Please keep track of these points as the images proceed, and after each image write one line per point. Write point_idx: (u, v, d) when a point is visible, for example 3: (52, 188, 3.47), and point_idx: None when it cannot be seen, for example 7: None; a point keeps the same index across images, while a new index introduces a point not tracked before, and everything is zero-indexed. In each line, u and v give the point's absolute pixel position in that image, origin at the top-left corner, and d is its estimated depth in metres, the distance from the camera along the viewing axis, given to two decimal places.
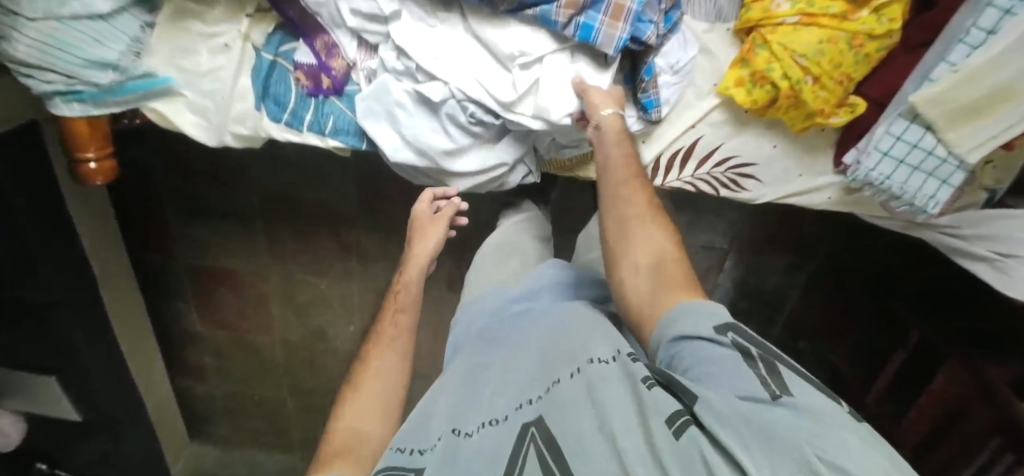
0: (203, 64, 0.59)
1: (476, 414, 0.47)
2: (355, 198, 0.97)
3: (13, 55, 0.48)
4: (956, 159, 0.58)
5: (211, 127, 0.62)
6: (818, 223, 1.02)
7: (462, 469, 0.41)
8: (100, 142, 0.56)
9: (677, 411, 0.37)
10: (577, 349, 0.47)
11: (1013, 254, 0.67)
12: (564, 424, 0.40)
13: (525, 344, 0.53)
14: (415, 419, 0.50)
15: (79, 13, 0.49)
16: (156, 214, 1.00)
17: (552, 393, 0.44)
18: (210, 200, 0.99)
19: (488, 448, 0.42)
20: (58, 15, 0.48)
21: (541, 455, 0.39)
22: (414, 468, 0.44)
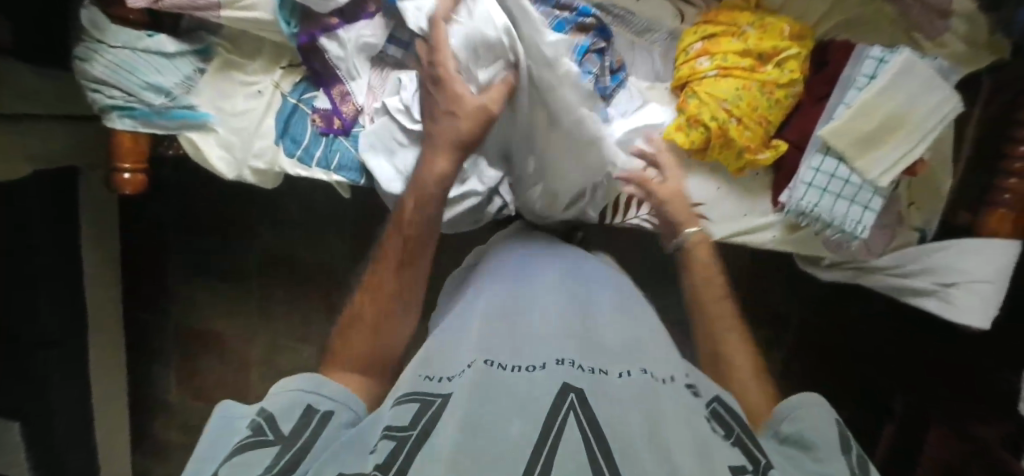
0: (238, 105, 0.71)
1: (516, 355, 0.40)
2: (350, 258, 1.03)
3: (90, 75, 0.62)
4: (871, 185, 0.68)
5: (233, 160, 0.72)
6: (788, 294, 1.08)
7: (484, 409, 0.33)
8: (136, 156, 0.66)
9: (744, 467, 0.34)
10: (638, 355, 0.42)
11: (953, 282, 0.73)
12: (620, 412, 0.33)
13: (565, 322, 0.46)
14: (433, 355, 0.43)
15: (149, 48, 0.64)
16: (159, 272, 1.08)
17: (609, 377, 0.38)
18: (213, 258, 1.06)
19: (525, 386, 0.35)
20: (133, 46, 0.63)
21: (586, 424, 0.32)
22: (433, 394, 0.36)
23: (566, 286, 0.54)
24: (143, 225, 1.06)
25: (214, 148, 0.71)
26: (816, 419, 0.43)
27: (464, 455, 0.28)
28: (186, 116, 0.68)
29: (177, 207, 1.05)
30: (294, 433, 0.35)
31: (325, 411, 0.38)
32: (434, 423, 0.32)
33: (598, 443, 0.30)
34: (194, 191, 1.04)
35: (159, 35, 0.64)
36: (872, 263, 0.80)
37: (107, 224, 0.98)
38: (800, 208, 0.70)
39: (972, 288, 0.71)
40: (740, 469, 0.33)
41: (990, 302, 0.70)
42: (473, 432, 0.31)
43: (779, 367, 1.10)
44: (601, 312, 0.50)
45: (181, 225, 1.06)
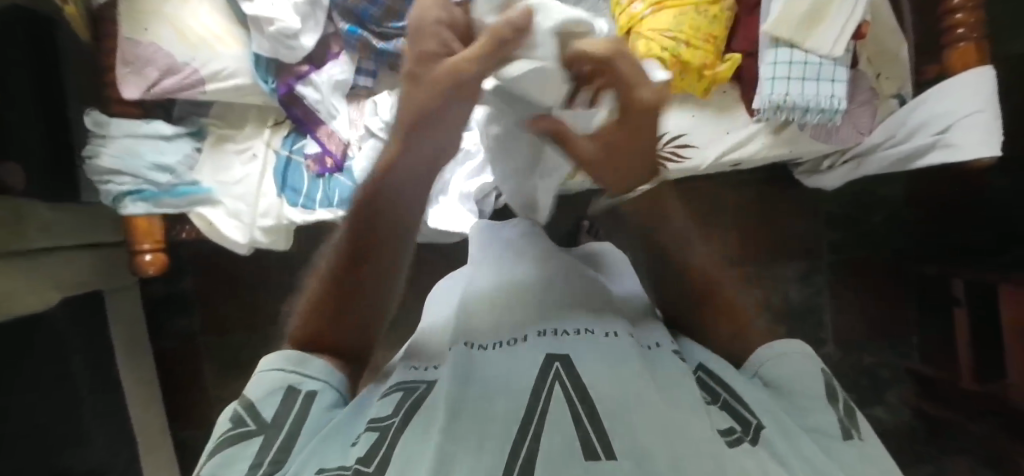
0: (236, 173, 0.76)
1: (497, 333, 0.43)
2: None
3: (100, 168, 0.69)
4: (830, 60, 0.71)
5: (243, 224, 0.75)
6: (808, 218, 1.06)
7: (470, 392, 0.36)
8: (155, 237, 0.73)
9: (729, 428, 0.37)
10: (629, 325, 0.45)
11: (947, 126, 0.73)
12: (604, 374, 0.37)
13: (541, 293, 0.47)
14: (424, 345, 0.48)
15: (148, 133, 0.71)
16: (195, 383, 1.07)
17: (590, 340, 0.41)
18: (246, 353, 1.06)
19: (512, 364, 0.39)
20: (134, 133, 0.70)
21: (570, 390, 0.35)
22: (422, 382, 0.41)
23: (535, 246, 0.54)
24: (170, 341, 1.07)
25: (226, 220, 0.75)
26: (805, 371, 0.43)
27: (455, 431, 0.33)
28: (191, 190, 0.73)
29: (201, 311, 1.06)
30: (276, 423, 0.37)
31: (307, 392, 0.39)
32: (425, 406, 0.36)
33: (582, 409, 0.34)
34: (212, 291, 1.06)
35: (155, 121, 0.72)
36: (865, 143, 0.81)
37: (137, 343, 0.98)
38: (774, 102, 0.72)
39: (965, 123, 0.71)
40: (728, 434, 0.36)
41: (986, 130, 0.70)
42: (464, 414, 0.34)
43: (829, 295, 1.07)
44: (585, 275, 0.50)
45: (208, 328, 1.06)
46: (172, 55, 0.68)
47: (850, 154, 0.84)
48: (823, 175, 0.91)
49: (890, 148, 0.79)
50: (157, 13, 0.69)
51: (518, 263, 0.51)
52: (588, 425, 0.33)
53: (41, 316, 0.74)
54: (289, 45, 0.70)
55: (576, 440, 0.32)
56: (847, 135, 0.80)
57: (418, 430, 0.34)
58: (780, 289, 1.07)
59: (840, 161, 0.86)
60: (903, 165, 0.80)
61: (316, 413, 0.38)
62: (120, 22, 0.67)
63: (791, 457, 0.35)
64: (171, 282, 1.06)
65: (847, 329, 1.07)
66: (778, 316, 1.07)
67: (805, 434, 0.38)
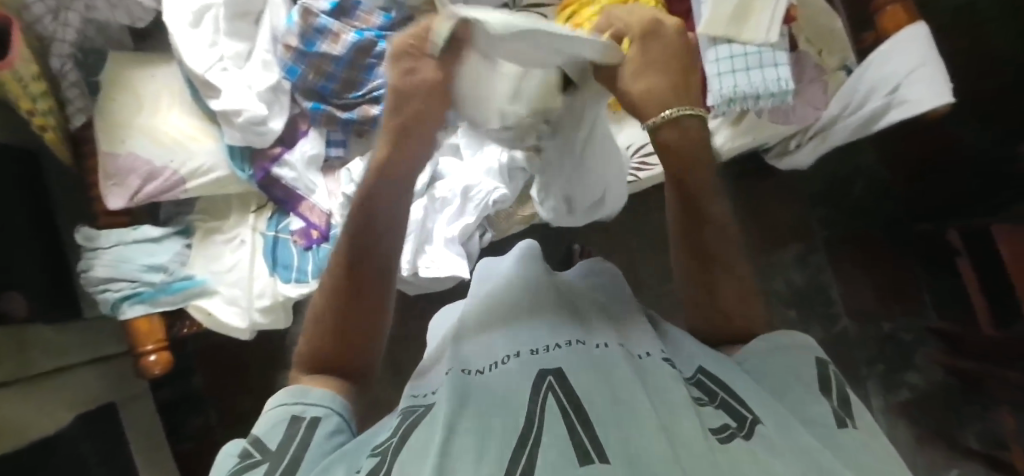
0: (227, 260, 0.78)
1: (491, 356, 0.43)
2: (387, 374, 1.03)
3: (96, 279, 0.71)
4: (768, 47, 0.74)
5: (241, 308, 0.76)
6: (792, 200, 1.08)
7: (464, 409, 0.36)
8: (157, 336, 0.74)
9: (722, 425, 0.34)
10: (619, 334, 0.45)
11: (896, 85, 0.75)
12: (599, 386, 0.36)
13: (533, 314, 0.47)
14: (419, 377, 0.48)
15: (138, 238, 0.74)
16: None
17: (583, 352, 0.41)
18: None
19: (507, 382, 0.39)
20: (124, 240, 0.73)
21: (566, 403, 0.35)
22: (423, 405, 0.41)
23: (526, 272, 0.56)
24: (192, 442, 1.06)
25: (224, 307, 0.76)
26: (793, 363, 0.41)
27: (451, 444, 0.32)
28: (185, 284, 0.75)
29: (217, 407, 1.06)
30: (283, 445, 0.37)
31: (312, 417, 0.39)
32: (422, 427, 0.36)
33: (579, 421, 0.33)
34: (226, 384, 1.06)
35: (142, 225, 0.75)
36: (825, 116, 0.84)
37: (158, 451, 0.98)
38: (725, 96, 0.75)
39: (913, 78, 0.73)
40: (719, 430, 0.34)
41: (933, 80, 0.72)
42: (462, 433, 0.34)
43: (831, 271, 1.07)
44: (572, 295, 0.51)
45: (226, 422, 1.06)
46: (151, 160, 0.72)
47: (814, 130, 0.86)
48: (793, 156, 0.92)
49: (850, 116, 0.81)
50: (132, 125, 0.73)
51: (509, 292, 0.52)
52: (584, 434, 0.32)
53: (59, 435, 0.75)
54: (258, 130, 0.73)
55: (571, 450, 0.31)
56: (806, 114, 0.84)
57: (415, 448, 0.34)
58: (782, 275, 1.07)
59: (807, 139, 0.88)
60: (867, 130, 0.81)
61: (321, 434, 0.38)
62: (98, 139, 0.71)
63: (785, 446, 0.32)
64: (185, 382, 1.06)
65: (859, 301, 1.06)
66: (786, 301, 1.06)
67: (799, 422, 0.35)
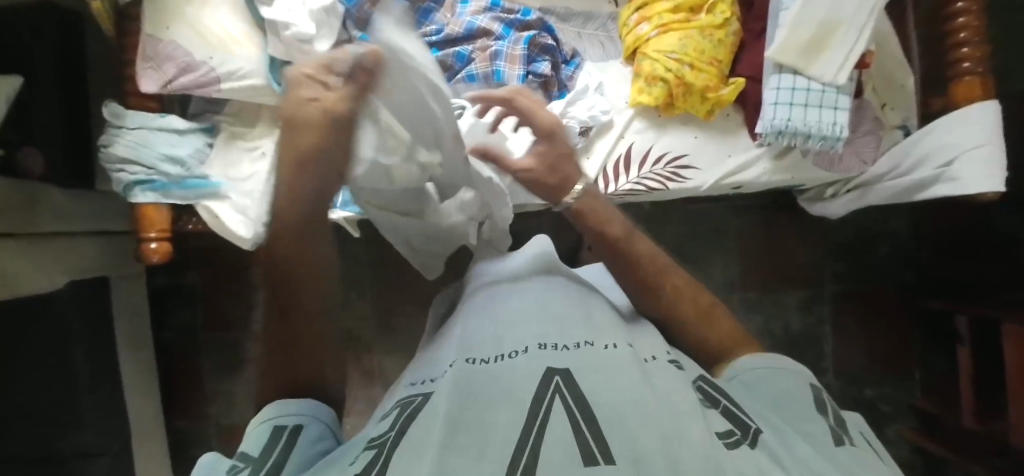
0: (245, 170, 0.77)
1: (498, 346, 0.44)
2: (373, 316, 1.04)
3: (115, 157, 0.72)
4: (833, 87, 0.72)
5: (248, 220, 0.76)
6: (812, 245, 1.06)
7: (467, 405, 0.36)
8: (161, 225, 0.75)
9: (728, 431, 0.36)
10: (627, 341, 0.46)
11: (950, 160, 0.72)
12: (602, 385, 0.37)
13: (539, 318, 0.46)
14: (423, 364, 0.50)
15: (161, 126, 0.74)
16: (195, 376, 1.08)
17: (591, 353, 0.41)
18: (246, 349, 1.08)
19: (508, 375, 0.39)
20: (147, 125, 0.73)
21: (571, 402, 0.35)
22: (421, 394, 0.42)
23: (546, 278, 0.56)
24: (170, 335, 1.08)
25: (232, 214, 0.76)
26: (785, 390, 0.43)
27: (453, 440, 0.32)
28: (200, 184, 0.75)
29: (204, 306, 1.08)
30: (266, 452, 0.36)
31: (294, 426, 0.38)
32: (421, 415, 0.37)
33: (585, 422, 0.33)
34: (215, 288, 1.08)
35: (169, 115, 0.75)
36: (870, 172, 0.81)
37: (140, 333, 1.00)
38: (775, 128, 0.73)
39: (970, 156, 0.70)
40: (726, 436, 0.35)
41: (989, 164, 0.70)
42: (463, 422, 0.34)
43: (830, 324, 1.06)
44: (584, 298, 0.52)
45: (210, 322, 1.08)
46: (191, 54, 0.71)
47: (854, 183, 0.84)
48: (825, 205, 0.91)
49: (893, 179, 0.79)
50: (180, 14, 0.72)
51: (520, 290, 0.53)
52: (587, 432, 0.32)
53: (45, 297, 0.76)
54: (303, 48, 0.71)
55: (576, 447, 0.31)
56: (852, 167, 0.81)
57: (415, 438, 0.34)
58: (781, 317, 1.06)
59: (846, 191, 0.86)
60: (909, 197, 0.79)
61: (305, 442, 0.37)
62: (144, 21, 0.71)
63: (789, 459, 0.34)
64: (177, 276, 1.08)
65: (849, 362, 1.06)
66: (776, 345, 1.05)
67: (795, 431, 0.38)
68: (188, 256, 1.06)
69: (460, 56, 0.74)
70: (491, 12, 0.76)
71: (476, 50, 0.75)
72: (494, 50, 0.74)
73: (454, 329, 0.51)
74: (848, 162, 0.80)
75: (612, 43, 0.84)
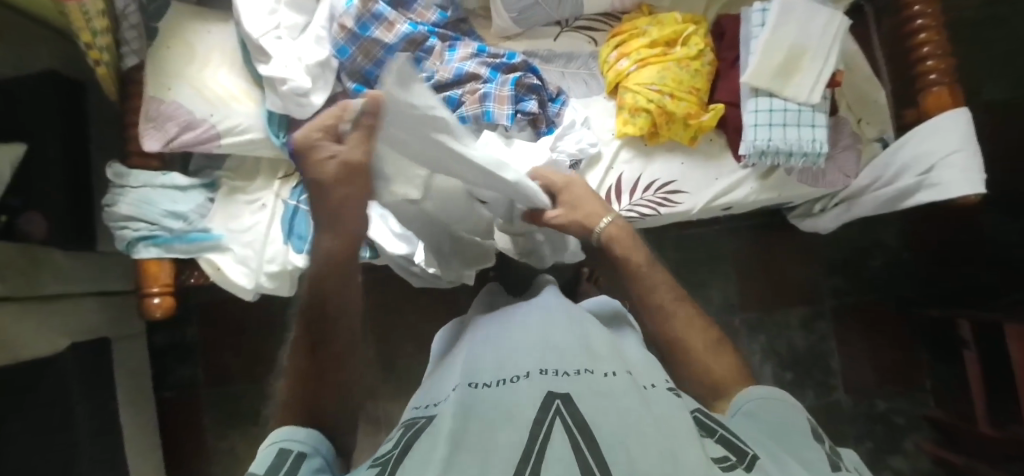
0: (245, 222, 0.79)
1: (500, 369, 0.44)
2: (376, 361, 1.03)
3: (120, 215, 0.74)
4: (808, 106, 0.75)
5: (250, 269, 0.77)
6: (808, 262, 1.07)
7: (471, 426, 0.37)
8: (163, 281, 0.76)
9: (723, 456, 0.36)
10: (627, 365, 0.47)
11: (929, 167, 0.75)
12: (602, 408, 0.38)
13: (542, 342, 0.47)
14: (428, 389, 0.49)
15: (165, 184, 0.77)
16: (196, 434, 1.06)
17: (591, 377, 0.42)
18: (248, 403, 1.06)
19: (511, 396, 0.40)
20: (152, 183, 0.76)
21: (572, 425, 0.36)
22: (425, 416, 0.42)
23: (548, 301, 0.57)
24: (171, 393, 1.07)
25: (234, 266, 0.77)
26: (784, 417, 0.43)
27: (456, 462, 0.33)
28: (201, 236, 0.77)
29: (205, 361, 1.07)
30: (273, 473, 0.38)
31: (299, 453, 0.40)
32: (424, 439, 0.38)
33: (586, 446, 0.34)
34: (216, 342, 1.07)
35: (172, 172, 0.77)
36: (854, 185, 0.84)
37: (140, 392, 0.98)
38: (758, 148, 0.75)
39: (948, 162, 0.73)
40: (721, 460, 0.36)
41: (967, 170, 0.72)
42: (466, 445, 0.35)
43: (834, 339, 1.06)
44: (584, 320, 0.52)
45: (211, 377, 1.07)
46: (192, 112, 0.74)
47: (840, 197, 0.86)
48: (816, 220, 0.92)
49: (876, 191, 0.82)
50: (182, 76, 0.75)
51: (522, 315, 0.54)
52: (588, 457, 0.33)
53: (48, 360, 0.76)
54: (301, 102, 0.74)
55: (577, 468, 0.32)
56: (837, 180, 0.83)
57: (419, 458, 0.35)
58: (783, 335, 1.06)
59: (834, 204, 0.88)
60: (894, 206, 0.81)
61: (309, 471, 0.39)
62: (147, 84, 0.74)
63: None
64: (178, 332, 1.08)
65: (858, 376, 1.05)
66: (782, 362, 1.05)
67: (788, 456, 0.38)
68: (187, 311, 1.06)
69: (451, 100, 0.78)
70: (478, 57, 0.80)
71: (466, 94, 0.78)
72: (483, 92, 0.77)
73: (456, 355, 0.52)
74: (833, 177, 0.83)
75: (594, 79, 0.87)
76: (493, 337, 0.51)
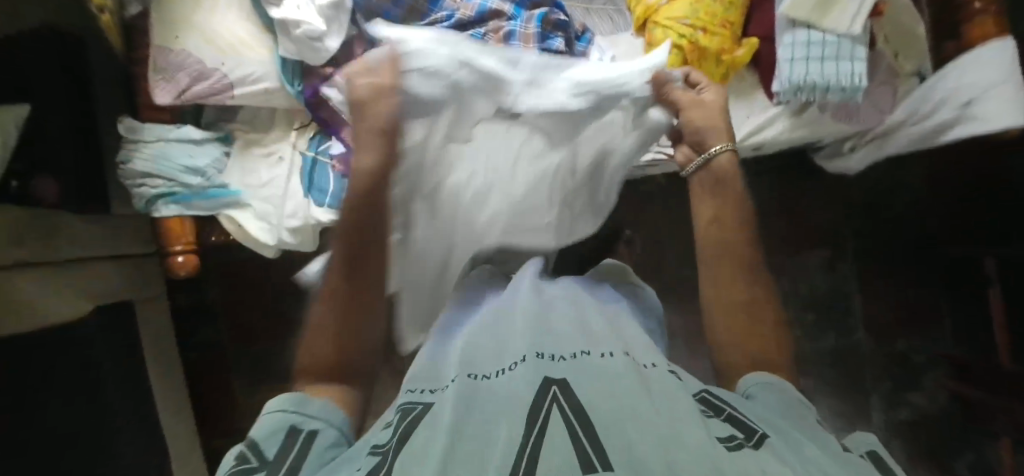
0: (263, 177, 0.78)
1: (499, 361, 0.43)
2: None
3: (135, 171, 0.72)
4: (847, 36, 0.72)
5: (271, 225, 0.77)
6: (829, 206, 1.06)
7: (468, 420, 0.35)
8: (184, 238, 0.76)
9: (729, 436, 0.34)
10: (626, 343, 0.44)
11: (970, 98, 0.72)
12: (598, 394, 0.35)
13: (537, 323, 0.45)
14: (414, 373, 0.47)
15: (178, 137, 0.74)
16: (224, 390, 1.07)
17: (585, 360, 0.40)
18: (274, 360, 1.07)
19: (510, 385, 0.38)
20: (165, 138, 0.73)
21: (569, 412, 0.34)
22: (420, 404, 0.41)
23: (550, 285, 0.55)
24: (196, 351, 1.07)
25: (254, 223, 0.77)
26: (793, 401, 0.41)
27: (454, 456, 0.32)
28: (219, 192, 0.75)
29: (228, 320, 1.07)
30: (279, 458, 0.38)
31: (309, 431, 0.41)
32: (423, 425, 0.37)
33: (582, 428, 0.32)
34: (236, 299, 1.07)
35: (185, 126, 0.75)
36: (888, 121, 0.82)
37: (166, 350, 0.99)
38: (793, 84, 0.72)
39: (992, 93, 0.70)
40: (727, 439, 0.33)
41: (1011, 99, 0.70)
42: (465, 435, 0.34)
43: (854, 281, 1.07)
44: (584, 302, 0.50)
45: (235, 335, 1.07)
46: (203, 62, 0.71)
47: (872, 134, 0.85)
48: (843, 161, 0.92)
49: (913, 126, 0.79)
50: (191, 23, 0.71)
51: (515, 296, 0.52)
52: (585, 442, 0.31)
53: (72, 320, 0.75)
54: (314, 46, 0.71)
55: (576, 459, 0.29)
56: (872, 115, 0.81)
57: (415, 453, 0.33)
58: (804, 279, 1.06)
59: (868, 141, 0.86)
60: (929, 142, 0.80)
61: (314, 454, 0.39)
62: (154, 34, 0.70)
63: (794, 460, 0.32)
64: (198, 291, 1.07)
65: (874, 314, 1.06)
66: (801, 305, 1.06)
67: (804, 439, 0.35)
68: (208, 272, 1.05)
69: (474, 39, 0.73)
70: None
71: (490, 34, 0.74)
72: (508, 31, 0.73)
73: (453, 336, 0.50)
74: (869, 115, 0.81)
75: (621, 17, 0.84)
76: (495, 320, 0.50)
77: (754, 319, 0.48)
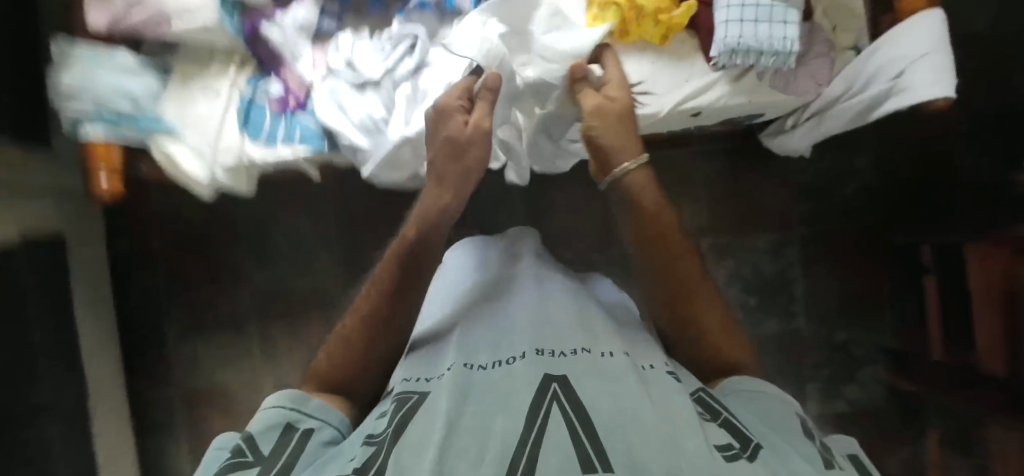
0: (198, 111, 0.77)
1: (494, 355, 0.45)
2: (341, 271, 1.05)
3: (63, 89, 0.71)
4: (781, 2, 0.72)
5: (204, 160, 0.76)
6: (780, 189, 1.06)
7: (467, 408, 0.37)
8: (110, 162, 0.73)
9: (727, 446, 0.37)
10: (626, 344, 0.48)
11: (900, 71, 0.73)
12: (600, 394, 0.38)
13: (539, 321, 0.49)
14: (416, 366, 0.51)
15: (113, 60, 0.73)
16: (157, 342, 1.05)
17: (588, 358, 0.42)
18: (211, 313, 1.05)
19: (509, 377, 0.40)
20: (99, 60, 0.73)
21: (568, 409, 0.36)
22: (416, 394, 0.44)
23: (547, 276, 0.60)
24: (133, 301, 1.05)
25: (186, 155, 0.76)
26: (766, 406, 0.46)
27: (451, 449, 0.33)
28: (151, 122, 0.75)
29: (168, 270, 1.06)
30: (276, 452, 0.44)
31: (306, 428, 0.47)
32: (417, 415, 0.39)
33: (587, 433, 0.34)
34: (179, 249, 1.05)
35: (121, 51, 0.74)
36: (825, 96, 0.83)
37: (100, 296, 0.98)
38: (728, 46, 0.73)
39: (920, 64, 0.71)
40: (725, 447, 0.37)
41: (938, 71, 0.70)
42: (462, 428, 0.35)
43: (802, 267, 1.06)
44: (571, 297, 0.55)
45: (174, 284, 1.06)
46: None
47: (813, 110, 0.86)
48: (787, 138, 0.93)
49: (849, 101, 0.80)
50: None
51: (516, 291, 0.56)
52: (587, 444, 0.33)
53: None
54: None
55: (575, 459, 0.32)
56: (810, 90, 0.81)
57: (411, 442, 0.36)
58: (750, 262, 1.06)
59: (808, 115, 0.87)
60: (865, 117, 0.81)
61: (312, 444, 0.46)
62: None
63: (781, 471, 0.36)
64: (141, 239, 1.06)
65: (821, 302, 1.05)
66: (748, 287, 1.06)
67: (791, 452, 0.39)
68: (149, 219, 1.05)
69: None
70: None
71: None
72: None
73: (457, 324, 0.54)
74: (806, 88, 0.81)
75: None
76: (495, 313, 0.53)
77: (677, 309, 0.55)
